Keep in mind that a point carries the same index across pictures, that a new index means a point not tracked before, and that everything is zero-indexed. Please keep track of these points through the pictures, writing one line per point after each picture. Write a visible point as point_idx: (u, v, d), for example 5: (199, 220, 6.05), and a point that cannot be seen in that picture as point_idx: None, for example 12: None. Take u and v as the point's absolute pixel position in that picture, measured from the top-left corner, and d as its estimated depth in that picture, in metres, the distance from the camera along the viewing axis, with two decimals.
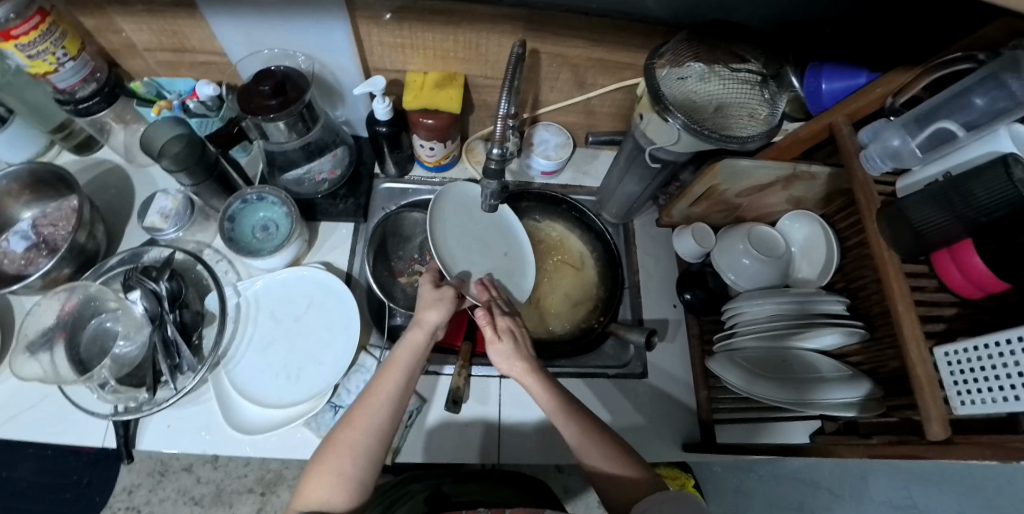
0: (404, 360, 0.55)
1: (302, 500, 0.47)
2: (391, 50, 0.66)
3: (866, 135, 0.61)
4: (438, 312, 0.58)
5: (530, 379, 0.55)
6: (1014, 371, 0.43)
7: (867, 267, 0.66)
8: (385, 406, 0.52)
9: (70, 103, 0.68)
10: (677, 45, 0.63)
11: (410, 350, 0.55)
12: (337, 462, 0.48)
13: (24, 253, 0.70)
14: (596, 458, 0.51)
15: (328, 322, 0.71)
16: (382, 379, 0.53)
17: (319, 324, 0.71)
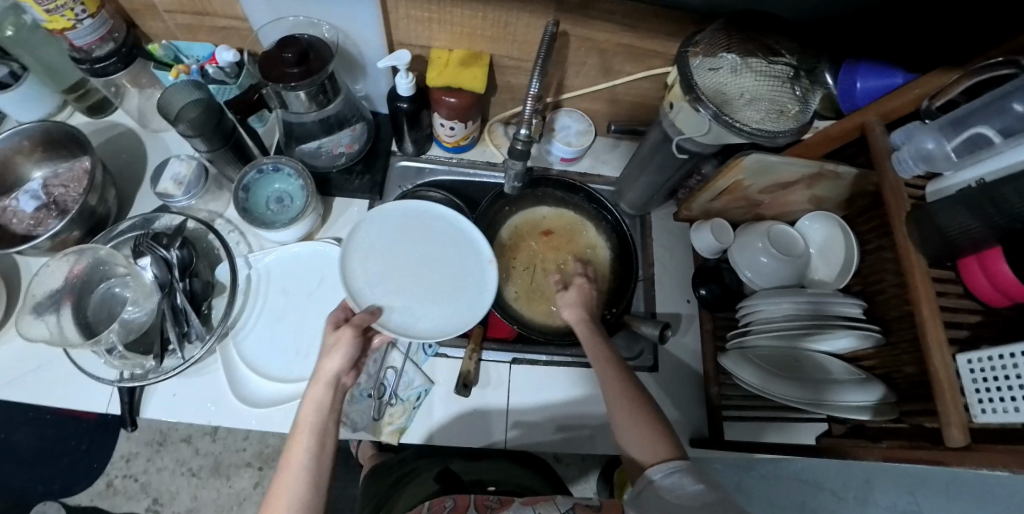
0: (309, 423, 0.50)
1: None
2: (417, 24, 0.64)
3: (899, 137, 0.59)
4: (336, 358, 0.54)
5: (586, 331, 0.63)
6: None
7: (887, 271, 0.66)
8: (305, 476, 0.46)
9: (86, 62, 0.66)
10: (713, 34, 0.62)
11: (312, 410, 0.51)
12: None
13: (33, 213, 0.69)
14: (626, 419, 0.52)
15: (443, 291, 0.67)
16: (291, 451, 0.48)
17: (446, 293, 0.67)
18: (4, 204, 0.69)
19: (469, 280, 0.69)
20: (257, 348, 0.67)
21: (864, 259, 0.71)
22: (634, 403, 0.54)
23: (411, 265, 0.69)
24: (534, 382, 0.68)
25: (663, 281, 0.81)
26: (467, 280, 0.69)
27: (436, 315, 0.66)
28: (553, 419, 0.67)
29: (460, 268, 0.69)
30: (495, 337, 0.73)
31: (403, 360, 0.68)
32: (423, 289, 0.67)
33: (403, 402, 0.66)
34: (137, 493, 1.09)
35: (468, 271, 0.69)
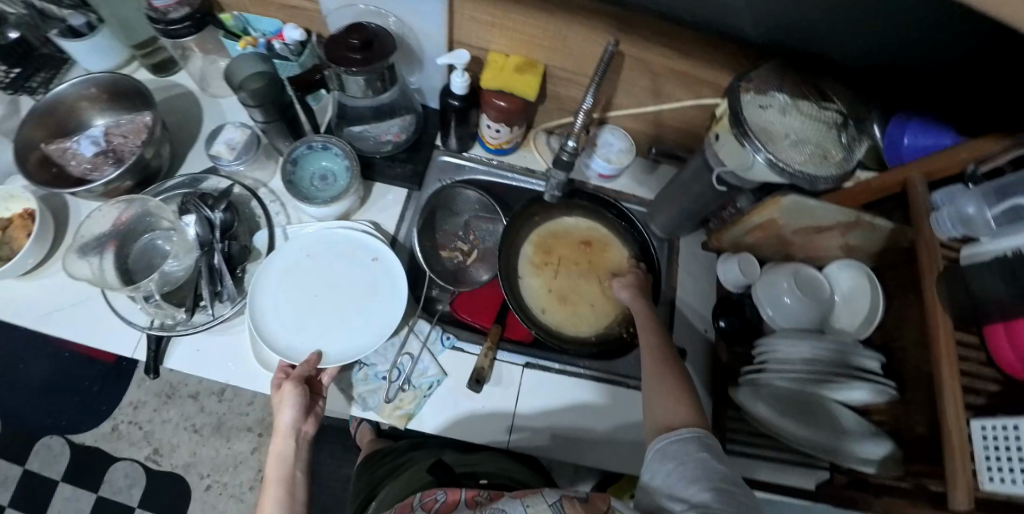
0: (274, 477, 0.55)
1: None
2: (480, 27, 0.67)
3: (940, 197, 0.59)
4: (286, 414, 0.57)
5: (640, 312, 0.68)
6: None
7: (911, 328, 0.66)
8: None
9: (161, 22, 0.69)
10: (767, 72, 0.62)
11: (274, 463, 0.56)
12: None
13: (91, 158, 0.73)
14: (660, 390, 0.56)
15: (365, 308, 0.69)
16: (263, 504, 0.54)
17: (364, 306, 0.69)
18: (64, 145, 0.72)
19: (382, 301, 0.70)
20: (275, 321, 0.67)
21: (888, 313, 0.71)
22: (673, 377, 0.58)
23: (337, 279, 0.71)
24: (544, 388, 0.69)
25: (682, 307, 0.81)
26: (378, 290, 0.70)
27: (366, 325, 0.68)
28: (560, 427, 0.68)
29: (366, 282, 0.71)
30: (512, 339, 0.73)
31: (421, 347, 0.69)
32: (348, 305, 0.69)
33: (414, 388, 0.67)
34: (139, 440, 1.12)
35: (371, 288, 0.70)
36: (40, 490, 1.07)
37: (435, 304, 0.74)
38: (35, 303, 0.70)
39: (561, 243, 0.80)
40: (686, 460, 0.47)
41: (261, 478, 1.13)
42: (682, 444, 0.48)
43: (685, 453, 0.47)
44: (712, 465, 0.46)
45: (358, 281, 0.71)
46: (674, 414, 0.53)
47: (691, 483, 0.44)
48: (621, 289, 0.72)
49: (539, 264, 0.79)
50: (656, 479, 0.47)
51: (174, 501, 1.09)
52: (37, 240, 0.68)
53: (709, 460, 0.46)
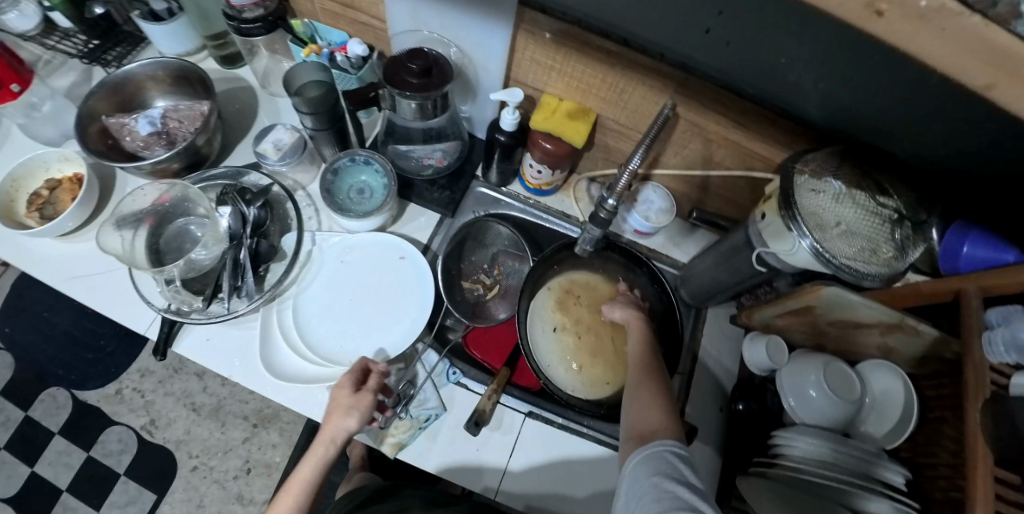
0: (305, 475, 0.59)
1: None
2: (538, 68, 0.67)
3: (995, 316, 0.55)
4: (352, 422, 0.59)
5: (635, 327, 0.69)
6: None
7: (945, 449, 0.61)
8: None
9: (236, 20, 0.72)
10: (825, 157, 0.61)
11: (313, 463, 0.59)
12: None
13: (145, 136, 0.75)
14: (643, 403, 0.58)
15: (399, 306, 0.71)
16: (286, 492, 0.59)
17: (393, 309, 0.71)
18: (123, 120, 0.75)
19: (412, 299, 0.72)
20: (317, 319, 0.69)
21: (921, 427, 0.66)
22: (652, 386, 0.60)
23: (375, 274, 0.73)
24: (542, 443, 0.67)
25: (699, 379, 0.78)
26: (410, 289, 0.72)
27: (399, 323, 0.70)
28: (554, 486, 0.65)
29: (399, 280, 0.73)
30: (520, 384, 0.72)
31: (425, 377, 0.68)
32: (384, 301, 0.71)
33: (410, 417, 0.65)
34: (139, 408, 1.14)
35: (402, 287, 0.72)
36: (37, 438, 1.10)
37: (447, 333, 0.73)
38: (67, 266, 0.72)
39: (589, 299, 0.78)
40: (644, 484, 0.48)
41: (247, 469, 1.12)
42: (641, 469, 0.50)
43: (643, 480, 0.48)
44: (664, 489, 0.46)
45: (392, 278, 0.73)
46: (651, 426, 0.54)
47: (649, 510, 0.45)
48: (616, 311, 0.72)
49: (571, 326, 0.76)
50: (629, 504, 0.48)
51: (159, 475, 1.10)
52: (81, 206, 0.71)
53: (663, 484, 0.46)
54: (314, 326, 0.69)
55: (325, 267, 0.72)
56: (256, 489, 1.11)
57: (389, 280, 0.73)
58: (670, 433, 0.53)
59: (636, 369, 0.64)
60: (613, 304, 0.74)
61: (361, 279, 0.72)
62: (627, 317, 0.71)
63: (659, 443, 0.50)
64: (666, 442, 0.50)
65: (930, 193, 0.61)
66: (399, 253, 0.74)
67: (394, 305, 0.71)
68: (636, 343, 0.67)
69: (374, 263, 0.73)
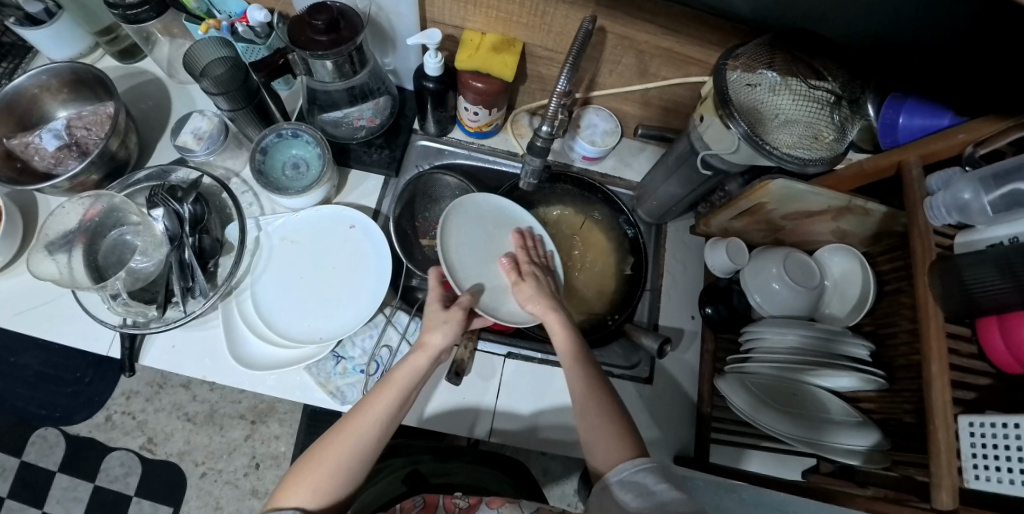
0: (403, 377, 0.55)
1: (278, 500, 0.49)
2: (453, 4, 0.63)
3: (936, 181, 0.57)
4: (444, 335, 0.58)
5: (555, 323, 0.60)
6: (1013, 457, 0.43)
7: (902, 315, 0.64)
8: (377, 424, 0.52)
9: (119, 7, 0.65)
10: (755, 48, 0.59)
11: (410, 369, 0.56)
12: (319, 476, 0.49)
13: (54, 152, 0.70)
14: (601, 441, 0.53)
15: (358, 275, 0.71)
16: (381, 391, 0.54)
17: (354, 283, 0.70)
18: (26, 139, 0.69)
19: (372, 266, 0.71)
20: (279, 306, 0.68)
21: (880, 299, 0.70)
22: (606, 412, 0.54)
23: (327, 250, 0.71)
24: (526, 382, 0.68)
25: (670, 295, 0.80)
26: (366, 258, 0.71)
27: (360, 291, 0.70)
28: (544, 420, 0.67)
29: (352, 251, 0.71)
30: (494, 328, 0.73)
31: (399, 339, 0.68)
32: (342, 275, 0.70)
33: None
34: (133, 430, 1.13)
35: (358, 257, 0.71)
36: (39, 479, 1.09)
37: (414, 293, 0.74)
38: (7, 302, 0.68)
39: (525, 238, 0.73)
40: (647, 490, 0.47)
41: (255, 464, 1.14)
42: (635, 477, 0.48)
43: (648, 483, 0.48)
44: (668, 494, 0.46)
45: (348, 251, 0.71)
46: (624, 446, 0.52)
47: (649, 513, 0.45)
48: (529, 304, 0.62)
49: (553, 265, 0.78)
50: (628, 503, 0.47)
51: (171, 489, 1.11)
52: (6, 237, 0.67)
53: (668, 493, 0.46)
54: (275, 314, 0.67)
55: (279, 254, 0.70)
56: (269, 480, 1.14)
57: (343, 253, 0.71)
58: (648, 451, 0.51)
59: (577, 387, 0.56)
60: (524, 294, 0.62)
61: (311, 257, 0.71)
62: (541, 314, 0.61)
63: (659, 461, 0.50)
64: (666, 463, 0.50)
65: (862, 70, 0.60)
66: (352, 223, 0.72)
67: (354, 277, 0.70)
68: (568, 360, 0.58)
69: (326, 240, 0.71)
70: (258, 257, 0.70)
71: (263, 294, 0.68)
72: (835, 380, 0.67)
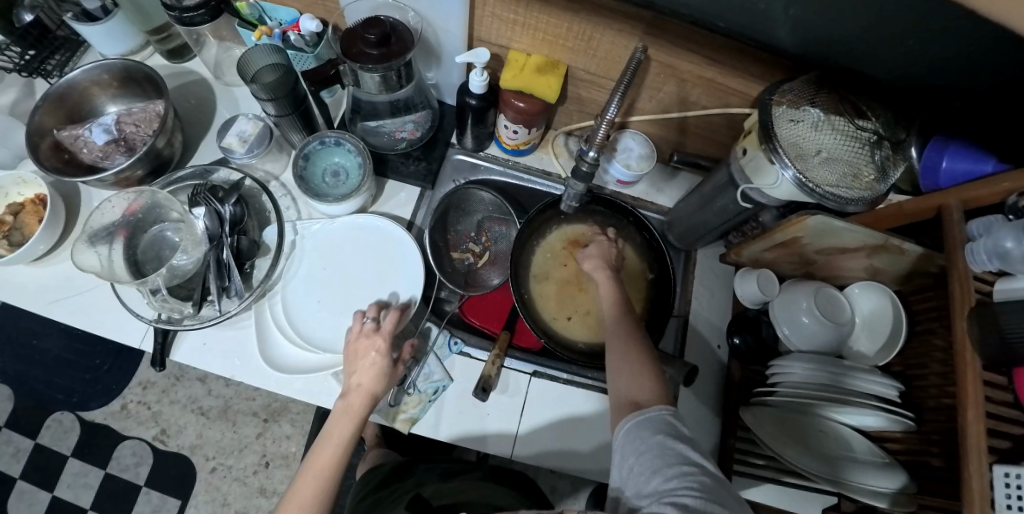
0: (338, 437, 0.54)
1: None
2: (501, 24, 0.64)
3: (977, 226, 0.56)
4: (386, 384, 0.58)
5: (598, 275, 0.70)
6: None
7: (934, 357, 0.63)
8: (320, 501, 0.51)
9: (175, 9, 0.67)
10: (801, 86, 0.59)
11: (346, 427, 0.55)
12: None
13: (102, 146, 0.71)
14: (625, 378, 0.55)
15: (373, 277, 0.71)
16: (320, 455, 0.53)
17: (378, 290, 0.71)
18: (76, 132, 0.71)
19: (393, 267, 0.72)
20: (299, 308, 0.69)
21: (911, 340, 0.69)
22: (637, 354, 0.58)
23: (341, 255, 0.72)
24: (552, 400, 0.69)
25: (698, 322, 0.80)
26: (391, 271, 0.72)
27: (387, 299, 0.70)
28: (565, 440, 0.67)
29: (378, 260, 0.72)
30: (520, 345, 0.74)
31: (427, 351, 0.69)
32: (360, 278, 0.71)
33: (419, 392, 0.66)
34: (147, 420, 1.14)
35: (384, 268, 0.72)
36: (51, 464, 1.10)
37: (443, 305, 0.75)
38: (45, 290, 0.69)
39: (394, 259, 0.72)
40: (647, 444, 0.46)
41: (265, 463, 1.14)
42: (637, 431, 0.48)
43: (643, 441, 0.47)
44: (667, 446, 0.45)
45: (362, 249, 0.72)
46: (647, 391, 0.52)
47: (654, 469, 0.44)
48: (586, 262, 0.71)
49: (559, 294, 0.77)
50: (626, 466, 0.47)
51: (180, 482, 1.11)
52: (49, 228, 0.68)
53: (666, 443, 0.45)
54: (301, 322, 0.68)
55: (309, 260, 0.71)
56: (277, 480, 1.14)
57: (372, 263, 0.72)
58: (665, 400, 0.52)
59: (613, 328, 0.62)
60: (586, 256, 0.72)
61: (343, 267, 0.72)
62: (597, 271, 0.70)
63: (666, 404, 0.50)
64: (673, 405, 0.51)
65: (907, 112, 0.60)
66: (383, 235, 0.73)
67: (370, 279, 0.71)
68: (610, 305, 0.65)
69: (359, 251, 0.72)
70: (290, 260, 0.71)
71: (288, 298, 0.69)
72: (862, 419, 0.66)
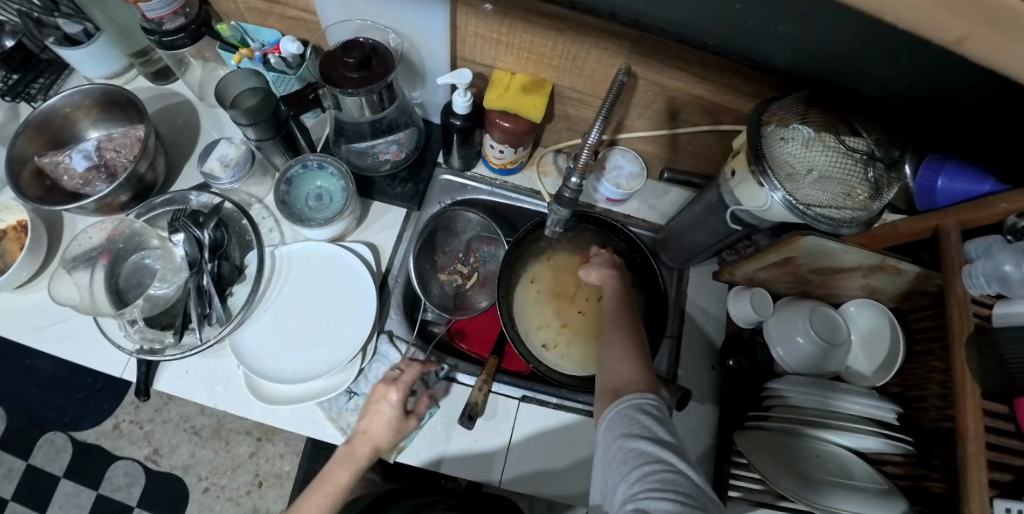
0: (339, 484, 0.55)
1: None
2: (484, 44, 0.63)
3: (975, 248, 0.54)
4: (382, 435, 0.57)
5: (600, 275, 0.72)
6: None
7: (933, 380, 0.61)
8: None
9: (156, 34, 0.66)
10: (791, 103, 0.58)
11: (348, 474, 0.56)
12: None
13: (83, 172, 0.70)
14: (610, 365, 0.56)
15: (347, 304, 0.70)
16: (313, 497, 0.54)
17: (350, 316, 0.69)
18: (56, 158, 0.69)
19: (366, 293, 0.70)
20: (262, 337, 0.67)
21: (909, 360, 0.67)
22: (629, 343, 0.58)
23: (318, 280, 0.71)
24: (541, 424, 0.67)
25: (691, 341, 0.78)
26: (363, 296, 0.70)
27: (360, 325, 0.68)
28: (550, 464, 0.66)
29: (348, 288, 0.71)
30: (509, 371, 0.73)
31: (413, 377, 0.67)
32: (330, 305, 0.70)
33: None
34: (139, 440, 1.13)
35: (357, 293, 0.70)
36: (44, 483, 1.09)
37: (430, 327, 0.75)
38: (26, 319, 0.68)
39: (365, 283, 0.70)
40: (612, 446, 0.47)
41: (258, 483, 1.13)
42: (606, 436, 0.49)
43: (610, 447, 0.47)
44: (627, 449, 0.45)
45: (333, 276, 0.71)
46: (624, 379, 0.53)
47: (619, 474, 0.44)
48: (592, 272, 0.72)
49: (545, 318, 0.77)
50: (604, 476, 0.47)
51: (173, 501, 1.10)
52: (30, 254, 0.67)
53: (625, 442, 0.45)
54: (274, 352, 0.67)
55: (287, 289, 0.70)
56: (270, 499, 1.13)
57: (344, 292, 0.70)
58: (643, 385, 0.51)
59: (609, 327, 0.63)
60: (589, 266, 0.74)
61: (316, 298, 0.70)
62: (603, 278, 0.71)
63: (632, 395, 0.49)
64: (642, 394, 0.49)
65: (901, 129, 0.58)
66: (350, 264, 0.71)
67: (340, 308, 0.70)
68: (611, 300, 0.68)
69: (332, 279, 0.71)
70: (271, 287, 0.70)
71: (253, 327, 0.68)
72: (860, 444, 0.64)
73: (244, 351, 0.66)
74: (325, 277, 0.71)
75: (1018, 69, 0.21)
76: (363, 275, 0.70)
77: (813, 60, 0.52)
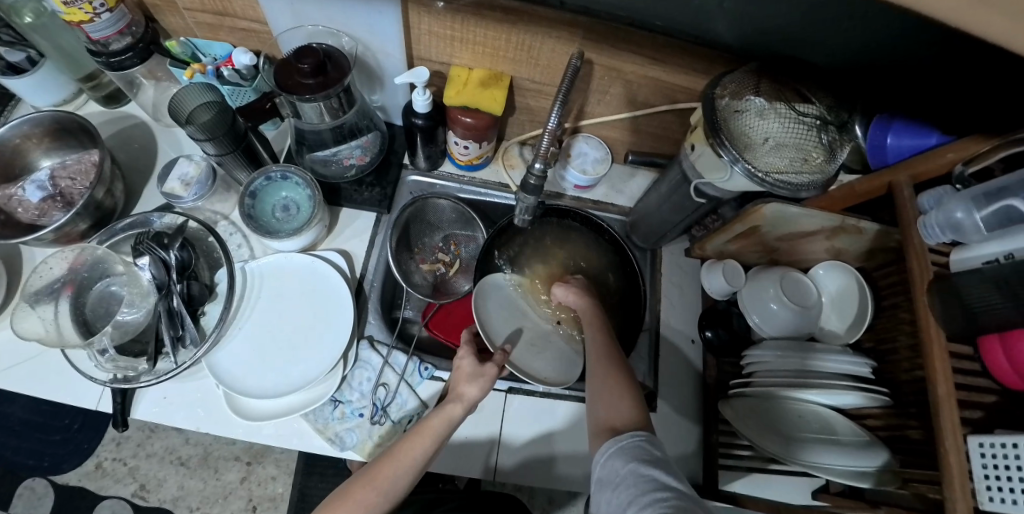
0: (436, 429, 0.54)
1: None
2: (438, 41, 0.63)
3: (927, 200, 0.55)
4: (479, 390, 0.58)
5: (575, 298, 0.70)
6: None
7: (901, 331, 0.64)
8: (411, 469, 0.52)
9: (103, 55, 0.65)
10: (742, 76, 0.59)
11: (444, 420, 0.55)
12: (366, 495, 0.49)
13: (39, 203, 0.69)
14: (602, 398, 0.56)
15: (323, 314, 0.69)
16: (411, 443, 0.53)
17: (326, 325, 0.68)
18: (9, 191, 0.69)
19: (340, 301, 0.70)
20: (239, 355, 0.66)
21: (878, 315, 0.69)
22: (616, 372, 0.58)
23: (289, 294, 0.70)
24: (531, 414, 0.71)
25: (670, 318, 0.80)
26: (337, 305, 0.69)
27: (337, 334, 0.68)
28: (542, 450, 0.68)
29: (322, 301, 0.70)
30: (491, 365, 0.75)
31: (398, 379, 0.67)
32: (304, 319, 0.69)
33: (392, 421, 0.64)
34: (125, 476, 1.10)
35: (331, 302, 0.70)
36: None
37: (409, 326, 0.76)
38: None
39: (338, 292, 0.70)
40: (620, 474, 0.46)
41: (252, 508, 1.10)
42: (612, 462, 0.48)
43: (617, 472, 0.47)
44: (640, 475, 0.45)
45: (306, 291, 0.70)
46: (621, 416, 0.53)
47: (626, 497, 0.44)
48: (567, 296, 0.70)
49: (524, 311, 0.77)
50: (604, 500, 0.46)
51: None
52: None
53: (639, 470, 0.46)
54: (250, 371, 0.65)
55: (260, 305, 0.69)
56: None
57: (317, 306, 0.70)
58: (641, 425, 0.51)
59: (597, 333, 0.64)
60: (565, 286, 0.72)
61: (290, 313, 0.69)
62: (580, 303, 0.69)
63: (634, 434, 0.49)
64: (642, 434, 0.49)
65: (849, 93, 0.60)
66: (322, 276, 0.71)
67: (316, 319, 0.69)
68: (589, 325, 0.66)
69: (305, 293, 0.70)
70: (245, 304, 0.69)
71: (228, 346, 0.66)
72: (841, 399, 0.64)
73: (220, 374, 0.64)
74: (301, 290, 0.70)
75: (931, 6, 0.22)
76: (335, 285, 0.70)
77: (756, 30, 0.53)
